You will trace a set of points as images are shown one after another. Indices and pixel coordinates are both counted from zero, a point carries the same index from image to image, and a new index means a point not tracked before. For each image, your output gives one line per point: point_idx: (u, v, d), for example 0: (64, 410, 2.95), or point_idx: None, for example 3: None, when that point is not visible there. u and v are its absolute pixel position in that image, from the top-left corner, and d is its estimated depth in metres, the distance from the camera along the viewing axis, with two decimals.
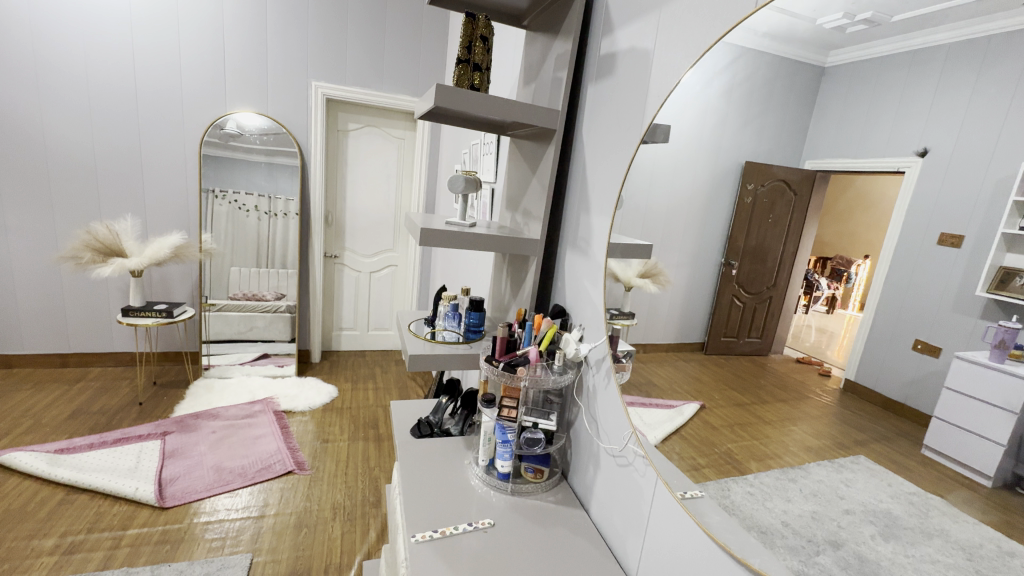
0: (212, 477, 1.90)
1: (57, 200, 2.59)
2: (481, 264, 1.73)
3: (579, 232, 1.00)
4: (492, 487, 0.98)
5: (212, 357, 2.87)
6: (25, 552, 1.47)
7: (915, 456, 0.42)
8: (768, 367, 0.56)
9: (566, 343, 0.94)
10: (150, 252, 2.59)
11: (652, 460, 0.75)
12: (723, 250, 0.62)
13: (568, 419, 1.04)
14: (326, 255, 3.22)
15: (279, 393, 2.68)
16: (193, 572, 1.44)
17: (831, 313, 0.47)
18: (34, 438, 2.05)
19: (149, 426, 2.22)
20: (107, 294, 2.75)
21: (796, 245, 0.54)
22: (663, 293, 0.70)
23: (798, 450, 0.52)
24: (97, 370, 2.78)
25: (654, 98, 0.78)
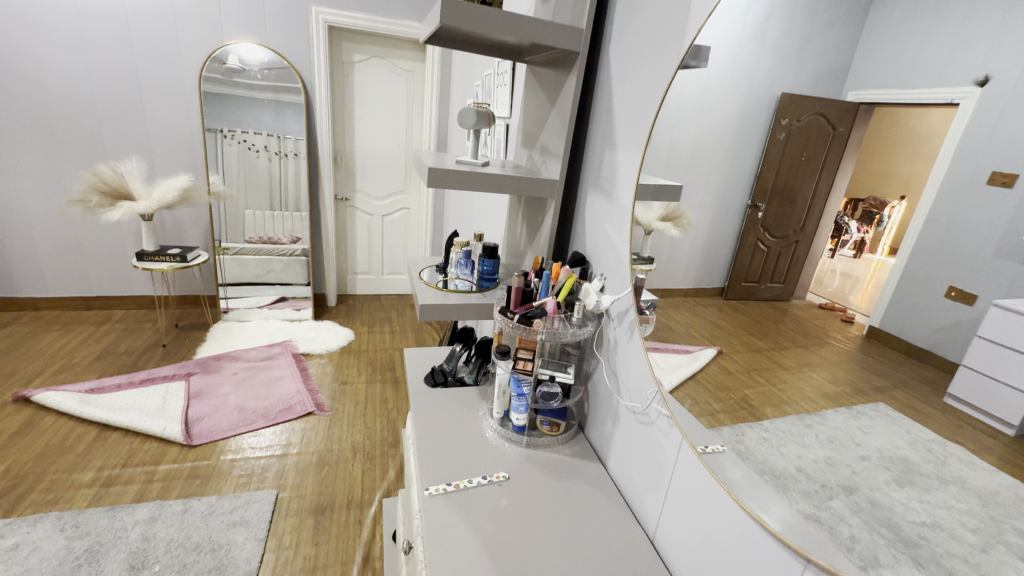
0: (236, 417, 2.01)
1: (63, 144, 2.57)
2: (495, 206, 1.70)
3: (603, 171, 0.95)
4: (506, 439, 1.01)
5: (230, 301, 2.95)
6: (67, 484, 1.59)
7: (936, 404, 0.42)
8: (789, 312, 0.55)
9: (587, 294, 0.93)
10: (158, 194, 2.57)
11: (670, 407, 0.75)
12: (750, 190, 0.59)
13: (586, 371, 1.05)
14: (337, 197, 3.19)
15: (298, 336, 2.77)
16: (225, 504, 1.57)
17: (858, 257, 0.46)
18: (66, 378, 2.18)
19: (174, 367, 2.33)
20: (122, 237, 2.81)
21: (829, 187, 0.51)
22: (685, 237, 0.67)
23: (815, 395, 0.51)
24: (121, 313, 2.88)
25: (693, 16, 0.69)
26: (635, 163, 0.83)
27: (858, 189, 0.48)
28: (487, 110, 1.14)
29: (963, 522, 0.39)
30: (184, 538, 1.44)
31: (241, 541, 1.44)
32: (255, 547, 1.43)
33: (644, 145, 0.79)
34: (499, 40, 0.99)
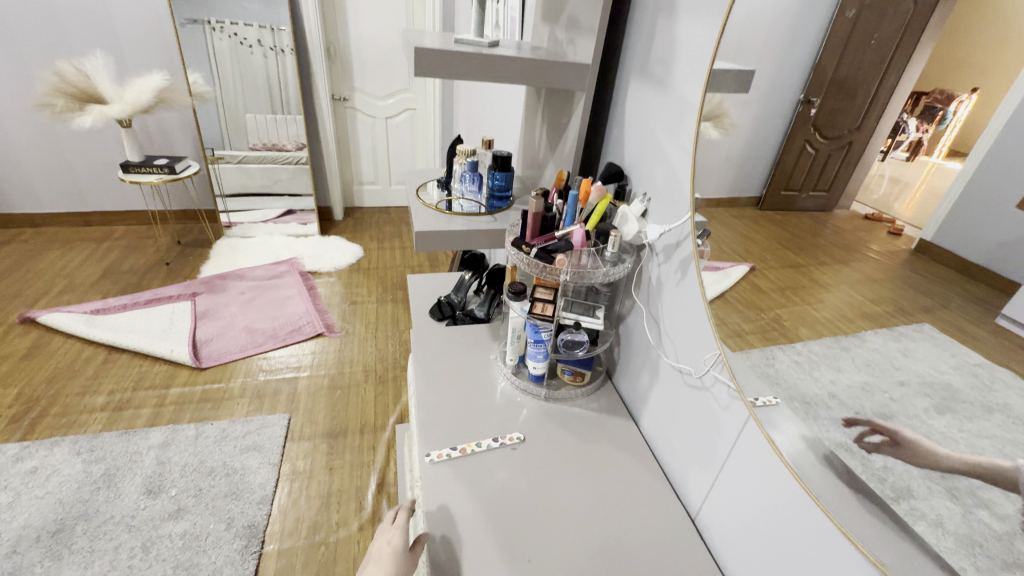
0: (245, 339, 2.09)
1: (25, 48, 2.39)
2: (510, 102, 1.56)
3: (654, 51, 0.80)
4: (522, 391, 1.01)
5: (232, 216, 2.92)
6: (81, 408, 1.71)
7: (986, 325, 0.40)
8: (828, 224, 0.49)
9: (625, 222, 0.85)
10: (132, 97, 2.37)
11: (732, 367, 0.65)
12: (805, 80, 0.49)
13: (618, 312, 1.01)
14: (334, 97, 2.99)
15: (303, 253, 2.77)
16: (236, 430, 1.67)
17: (913, 160, 0.42)
18: (71, 298, 2.25)
19: (178, 287, 2.38)
20: (106, 146, 2.72)
21: (899, 78, 0.42)
22: (725, 138, 0.60)
23: (845, 310, 0.48)
24: (122, 230, 2.89)
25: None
26: (698, 33, 0.68)
27: (924, 83, 0.40)
28: None
29: (1003, 450, 0.36)
30: (198, 462, 1.55)
31: (255, 466, 1.55)
32: (268, 471, 1.54)
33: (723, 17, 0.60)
34: None
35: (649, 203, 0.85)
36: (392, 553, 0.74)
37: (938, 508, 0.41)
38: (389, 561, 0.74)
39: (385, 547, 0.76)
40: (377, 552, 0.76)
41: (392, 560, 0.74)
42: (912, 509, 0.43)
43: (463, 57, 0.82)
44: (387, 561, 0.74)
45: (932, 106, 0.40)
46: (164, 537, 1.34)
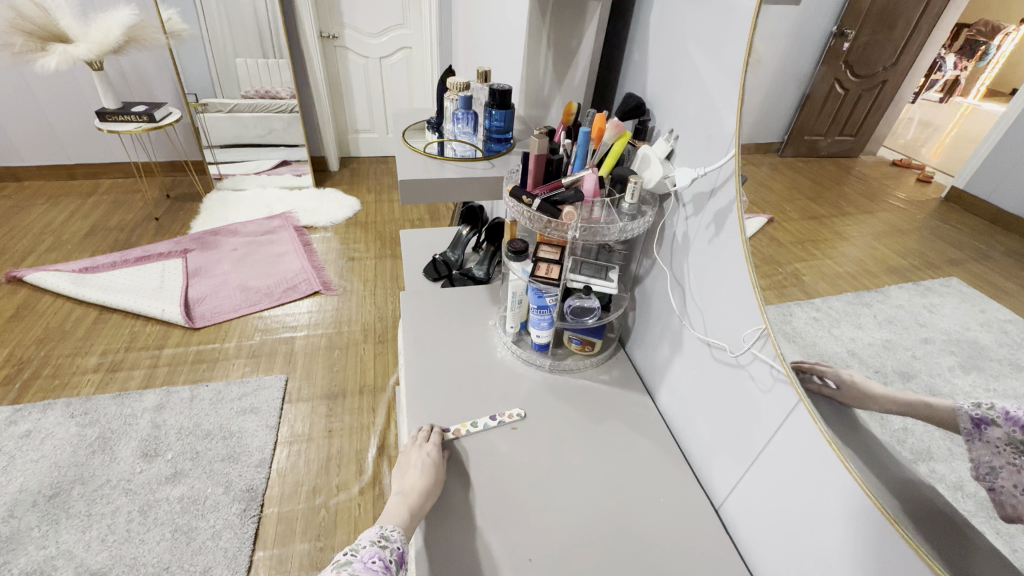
0: (240, 298, 2.09)
1: None
2: (508, 36, 1.45)
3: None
4: (524, 361, 1.01)
5: (222, 167, 2.85)
6: (73, 369, 1.75)
7: (1017, 279, 0.36)
8: (854, 171, 0.45)
9: (647, 168, 0.82)
10: (98, 37, 2.25)
11: (778, 346, 0.57)
12: (840, 10, 0.44)
13: (633, 273, 0.99)
14: (322, 35, 2.82)
15: (298, 207, 2.73)
16: (231, 392, 1.71)
17: (947, 103, 0.38)
18: (59, 257, 2.25)
19: (168, 245, 2.37)
20: (80, 90, 2.63)
21: (943, 7, 0.38)
22: (753, 77, 0.56)
23: (861, 257, 0.45)
24: (108, 184, 2.85)
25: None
26: None
27: (968, 13, 0.36)
28: None
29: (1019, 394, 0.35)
30: (194, 426, 1.59)
31: (252, 429, 1.60)
32: (266, 434, 1.58)
33: None
34: None
35: (676, 142, 0.80)
36: (434, 458, 0.80)
37: (959, 469, 0.40)
38: (433, 465, 0.79)
39: (424, 454, 0.80)
40: (418, 460, 0.79)
41: (434, 463, 0.79)
42: (931, 470, 0.42)
43: None
44: (431, 465, 0.79)
45: (974, 40, 0.36)
46: (162, 501, 1.39)
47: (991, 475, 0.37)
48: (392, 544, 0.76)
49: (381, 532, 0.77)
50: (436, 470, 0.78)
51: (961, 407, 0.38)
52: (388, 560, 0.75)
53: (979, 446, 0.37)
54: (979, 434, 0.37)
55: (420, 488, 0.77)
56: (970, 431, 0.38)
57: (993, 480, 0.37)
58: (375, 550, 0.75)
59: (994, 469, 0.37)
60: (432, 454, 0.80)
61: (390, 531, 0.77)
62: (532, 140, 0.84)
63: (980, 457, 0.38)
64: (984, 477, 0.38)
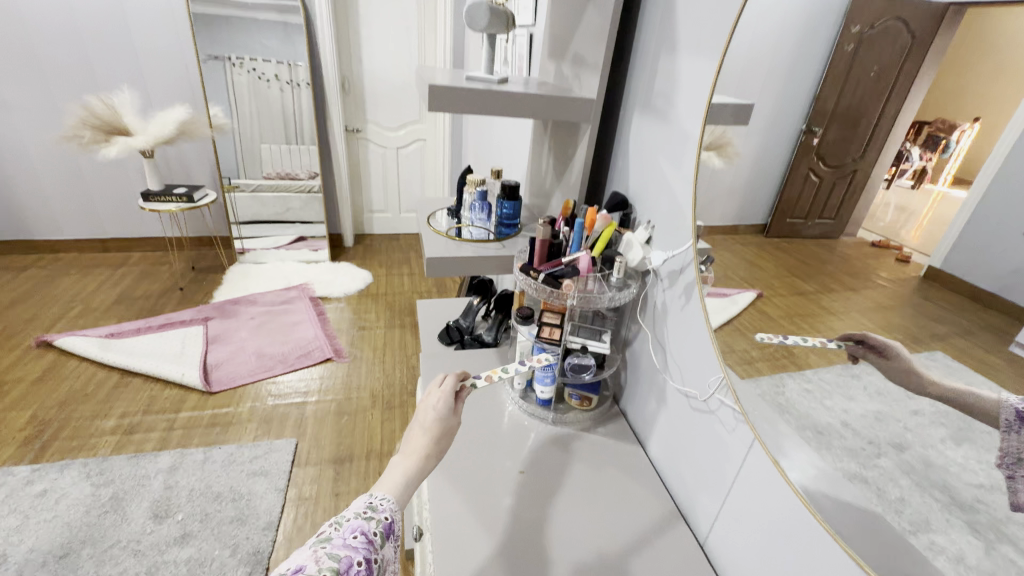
0: (255, 363, 2.09)
1: (50, 71, 2.45)
2: (516, 136, 1.59)
3: (656, 87, 0.82)
4: (529, 414, 1.00)
5: (245, 242, 2.95)
6: (91, 431, 1.70)
7: (1001, 354, 0.37)
8: (837, 251, 0.48)
9: (631, 249, 0.86)
10: (154, 130, 2.46)
11: (733, 383, 0.65)
12: (807, 112, 0.51)
13: (624, 337, 1.00)
14: (348, 129, 3.06)
15: (314, 279, 2.80)
16: (244, 454, 1.65)
17: (918, 188, 0.41)
18: (86, 322, 2.27)
19: (191, 312, 2.40)
20: (127, 176, 2.78)
21: (898, 108, 0.43)
22: (729, 168, 0.61)
23: (853, 335, 0.47)
24: (138, 255, 2.93)
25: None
26: (701, 67, 0.70)
27: (925, 112, 0.41)
28: (505, 10, 0.99)
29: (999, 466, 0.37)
30: (205, 487, 1.53)
31: (261, 490, 1.53)
32: (274, 496, 1.52)
33: (716, 68, 0.64)
34: None
35: (653, 231, 0.86)
36: (441, 411, 0.73)
37: (959, 542, 0.40)
38: (437, 420, 0.72)
39: (431, 405, 0.73)
40: (423, 415, 0.73)
41: (439, 420, 0.72)
42: (931, 543, 0.42)
43: (470, 89, 0.85)
44: (436, 420, 0.72)
45: (935, 135, 0.40)
46: (169, 562, 1.31)
47: (1017, 465, 0.35)
48: (379, 515, 0.59)
49: (367, 502, 0.60)
50: (441, 427, 0.72)
51: (1009, 401, 0.37)
52: (373, 534, 0.57)
53: (1014, 437, 0.35)
54: (1019, 425, 0.35)
55: (422, 445, 0.69)
56: (1009, 422, 0.36)
57: (1016, 469, 0.35)
58: (357, 523, 0.57)
59: (1021, 461, 0.35)
60: (441, 406, 0.73)
61: (379, 500, 0.61)
62: (539, 227, 0.90)
63: (1009, 448, 0.36)
64: (1007, 466, 0.36)
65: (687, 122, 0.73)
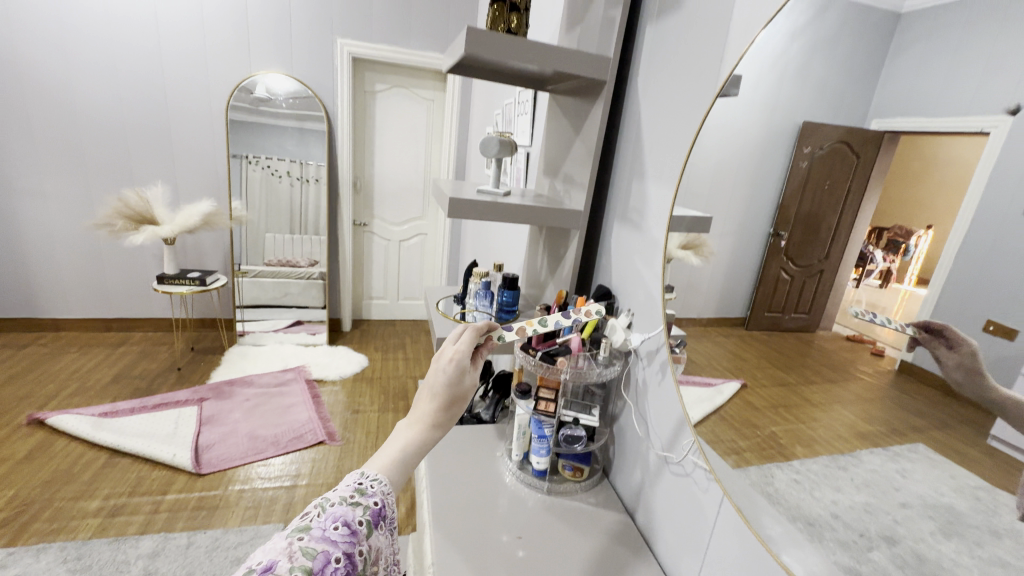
0: (247, 446, 1.97)
1: (90, 164, 2.52)
2: (518, 237, 1.65)
3: (631, 202, 0.93)
4: (525, 485, 0.95)
5: (246, 324, 2.87)
6: (73, 513, 1.55)
7: (979, 447, 0.39)
8: (815, 344, 0.51)
9: (612, 331, 0.88)
10: (181, 219, 2.54)
11: (705, 453, 0.69)
12: (772, 219, 0.56)
13: (612, 412, 0.98)
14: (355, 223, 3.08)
15: (312, 360, 2.72)
16: (229, 540, 1.51)
17: (886, 288, 0.42)
18: (79, 401, 2.14)
19: (188, 392, 2.30)
20: (143, 261, 2.76)
21: (855, 215, 0.47)
22: (706, 265, 0.67)
23: (846, 434, 0.47)
24: (140, 335, 2.82)
25: (732, 45, 0.67)
26: (663, 194, 0.82)
27: (882, 219, 0.44)
28: (510, 138, 1.12)
29: (990, 556, 0.38)
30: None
31: None
32: None
33: (678, 178, 0.75)
34: (522, 69, 0.99)
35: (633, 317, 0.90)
36: (453, 375, 0.61)
37: None
38: (447, 387, 0.61)
39: (441, 366, 0.61)
40: (432, 376, 0.61)
41: (450, 384, 0.61)
42: None
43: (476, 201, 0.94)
44: (446, 386, 0.61)
45: (896, 239, 0.42)
46: None
47: None
48: (367, 500, 0.51)
49: (357, 480, 0.53)
50: (452, 392, 0.61)
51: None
52: (357, 524, 0.50)
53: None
54: None
55: (426, 414, 0.60)
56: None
57: None
58: (339, 511, 0.50)
59: None
60: (453, 369, 0.61)
61: (370, 481, 0.53)
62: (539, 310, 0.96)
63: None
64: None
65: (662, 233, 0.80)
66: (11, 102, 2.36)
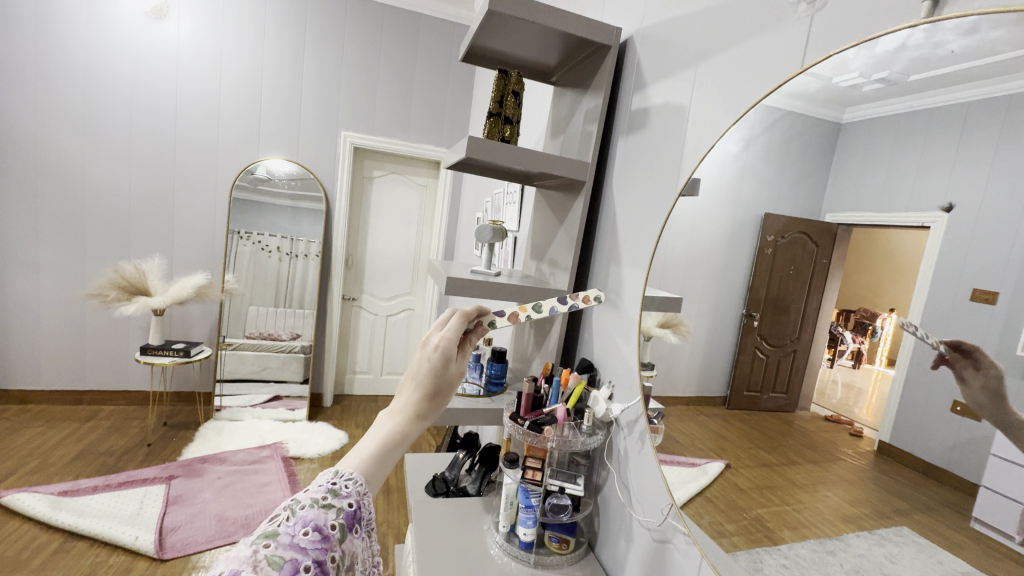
0: (215, 528, 1.76)
1: (91, 238, 2.54)
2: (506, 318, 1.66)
3: (609, 284, 0.97)
4: (514, 558, 0.88)
5: (224, 399, 2.74)
6: None
7: (965, 531, 0.38)
8: (795, 425, 0.52)
9: (595, 402, 0.90)
10: (173, 291, 2.51)
11: (687, 524, 0.67)
12: (745, 301, 0.60)
13: (595, 482, 0.97)
14: (344, 298, 3.06)
15: (289, 437, 2.54)
16: None
17: (857, 367, 0.44)
18: (39, 479, 1.94)
19: (156, 469, 2.09)
20: (127, 333, 2.67)
21: (821, 297, 0.51)
22: (684, 343, 0.69)
23: (833, 518, 0.46)
24: (111, 409, 2.64)
25: (690, 154, 0.76)
26: (638, 278, 0.86)
27: (849, 301, 0.47)
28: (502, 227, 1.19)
29: None
30: None
31: None
32: None
33: (649, 261, 0.81)
34: (514, 169, 1.07)
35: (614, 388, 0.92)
36: (440, 362, 0.55)
37: None
38: (432, 375, 0.55)
39: (426, 354, 0.55)
40: (415, 365, 0.55)
41: (435, 373, 0.55)
42: None
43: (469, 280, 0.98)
44: (430, 374, 0.55)
45: (863, 321, 0.45)
46: None
47: None
48: (342, 502, 0.43)
49: (329, 480, 0.44)
50: (438, 382, 0.55)
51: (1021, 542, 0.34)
52: (331, 528, 0.42)
53: None
54: None
55: (410, 404, 0.52)
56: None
57: None
58: (309, 514, 0.41)
59: None
60: (438, 357, 0.55)
61: (345, 480, 0.45)
62: (525, 380, 0.95)
63: None
64: None
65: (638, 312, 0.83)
66: (25, 177, 2.42)
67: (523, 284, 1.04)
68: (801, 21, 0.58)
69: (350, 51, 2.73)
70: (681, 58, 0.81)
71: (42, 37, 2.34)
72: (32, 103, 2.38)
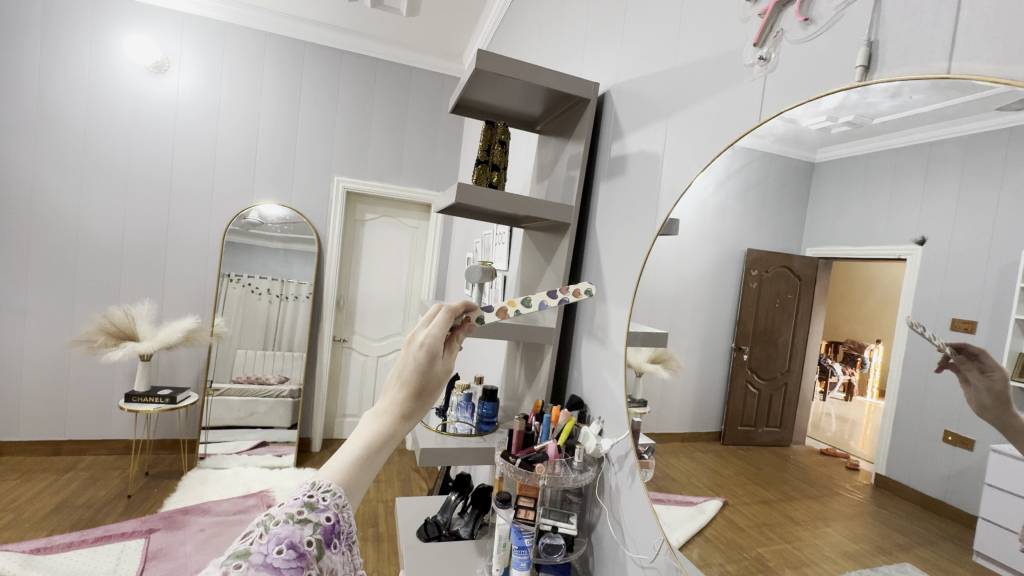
0: None
1: (80, 284, 2.51)
2: (496, 357, 1.65)
3: (596, 321, 0.98)
4: None
5: (209, 446, 2.64)
6: None
7: (967, 565, 0.36)
8: (791, 459, 0.52)
9: (585, 438, 0.89)
10: (163, 335, 2.46)
11: (683, 563, 0.65)
12: (733, 335, 0.61)
13: (589, 521, 0.94)
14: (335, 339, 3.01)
15: (276, 486, 2.44)
16: None
17: (850, 399, 0.44)
18: (9, 536, 1.83)
19: (136, 522, 1.99)
20: (112, 379, 2.59)
21: (807, 329, 0.52)
22: (675, 378, 0.69)
23: (835, 555, 0.45)
24: (90, 459, 2.53)
25: (666, 197, 0.80)
26: (623, 315, 0.87)
27: (835, 334, 0.48)
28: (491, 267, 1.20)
29: None
30: None
31: None
32: None
33: (634, 299, 0.82)
34: (502, 213, 1.10)
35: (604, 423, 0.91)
36: (426, 360, 0.52)
37: None
38: (416, 374, 0.51)
39: (411, 352, 0.52)
40: (400, 363, 0.52)
41: (422, 371, 0.51)
42: None
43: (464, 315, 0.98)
44: (415, 374, 0.51)
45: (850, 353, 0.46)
46: None
47: None
48: (318, 516, 0.41)
49: (306, 493, 0.42)
50: (425, 381, 0.51)
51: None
52: (306, 545, 0.39)
53: None
54: None
55: (394, 405, 0.49)
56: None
57: None
58: (283, 531, 0.39)
59: None
60: (424, 355, 0.52)
61: (321, 492, 0.42)
62: (517, 418, 0.91)
63: None
64: None
65: (625, 346, 0.84)
66: (17, 225, 2.41)
67: (514, 322, 1.04)
68: (756, 81, 0.63)
69: (343, 102, 2.82)
70: (655, 109, 0.86)
71: (44, 90, 2.40)
72: (30, 152, 2.40)
